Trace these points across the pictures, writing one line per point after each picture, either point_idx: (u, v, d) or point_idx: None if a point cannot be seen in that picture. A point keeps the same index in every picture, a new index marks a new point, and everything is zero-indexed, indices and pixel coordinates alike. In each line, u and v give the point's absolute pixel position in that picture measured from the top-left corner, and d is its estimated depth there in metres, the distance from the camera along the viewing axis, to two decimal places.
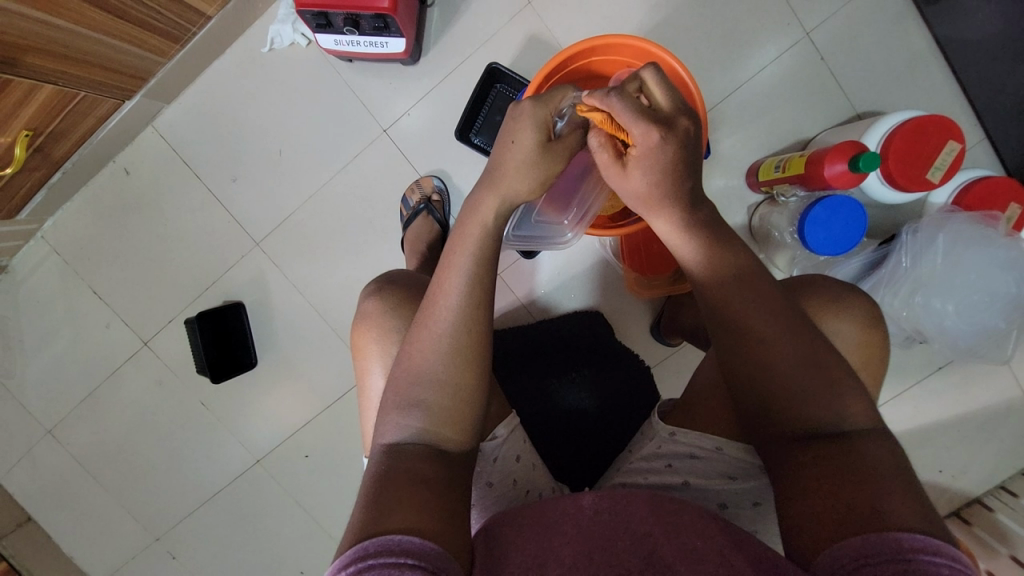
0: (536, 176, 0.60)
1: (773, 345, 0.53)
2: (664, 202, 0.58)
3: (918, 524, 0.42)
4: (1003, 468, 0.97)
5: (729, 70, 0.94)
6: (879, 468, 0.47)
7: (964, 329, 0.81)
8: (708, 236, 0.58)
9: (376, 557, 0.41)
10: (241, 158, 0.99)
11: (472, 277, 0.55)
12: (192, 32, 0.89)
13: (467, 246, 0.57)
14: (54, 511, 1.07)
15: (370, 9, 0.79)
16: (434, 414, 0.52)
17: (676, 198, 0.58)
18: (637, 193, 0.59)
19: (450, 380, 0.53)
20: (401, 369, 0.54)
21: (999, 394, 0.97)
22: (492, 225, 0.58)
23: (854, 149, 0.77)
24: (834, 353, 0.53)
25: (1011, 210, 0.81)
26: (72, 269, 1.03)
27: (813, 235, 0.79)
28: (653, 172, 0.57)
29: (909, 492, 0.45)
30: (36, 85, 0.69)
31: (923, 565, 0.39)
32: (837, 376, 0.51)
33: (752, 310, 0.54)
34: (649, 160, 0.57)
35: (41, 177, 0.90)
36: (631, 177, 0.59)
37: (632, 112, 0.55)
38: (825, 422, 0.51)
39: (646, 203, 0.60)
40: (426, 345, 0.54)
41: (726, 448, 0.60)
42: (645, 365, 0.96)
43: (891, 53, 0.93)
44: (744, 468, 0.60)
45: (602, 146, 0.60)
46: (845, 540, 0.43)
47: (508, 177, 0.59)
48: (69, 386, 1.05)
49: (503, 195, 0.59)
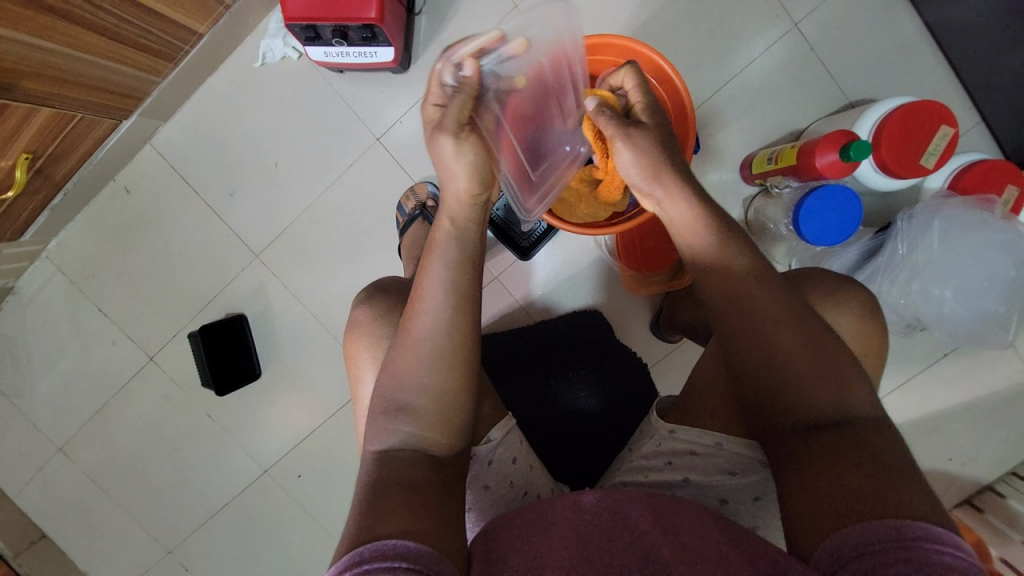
0: (463, 163, 0.57)
1: (751, 337, 0.54)
2: (663, 166, 0.60)
3: (916, 510, 0.42)
4: (1014, 453, 0.96)
5: (719, 64, 0.94)
6: (873, 457, 0.47)
7: (964, 314, 0.81)
8: (712, 224, 0.58)
9: (372, 562, 0.41)
10: (238, 171, 1.01)
11: (450, 285, 0.56)
12: (184, 51, 0.90)
13: (439, 253, 0.57)
14: (67, 526, 1.09)
15: (357, 19, 0.80)
16: (422, 418, 0.53)
17: (670, 164, 0.60)
18: (648, 156, 0.60)
19: (436, 383, 0.53)
20: (387, 375, 0.55)
21: (1007, 378, 0.95)
22: (452, 231, 0.59)
23: (845, 138, 0.77)
24: (828, 342, 0.53)
25: (1009, 193, 0.80)
26: (77, 288, 1.04)
27: (807, 226, 0.79)
28: (659, 135, 0.61)
29: (906, 478, 0.45)
30: (32, 109, 0.71)
31: (925, 553, 0.39)
32: (828, 367, 0.51)
33: (727, 303, 0.56)
34: (653, 125, 0.62)
35: (43, 199, 0.92)
36: (645, 134, 0.60)
37: (639, 74, 0.64)
38: (815, 411, 0.51)
39: (653, 167, 0.59)
40: (411, 351, 0.54)
41: (726, 443, 0.61)
42: (642, 362, 0.97)
43: (881, 40, 0.93)
44: (744, 463, 0.60)
45: (611, 121, 0.62)
46: (844, 531, 0.43)
47: (444, 175, 0.59)
48: (77, 402, 1.07)
49: (455, 194, 0.59)
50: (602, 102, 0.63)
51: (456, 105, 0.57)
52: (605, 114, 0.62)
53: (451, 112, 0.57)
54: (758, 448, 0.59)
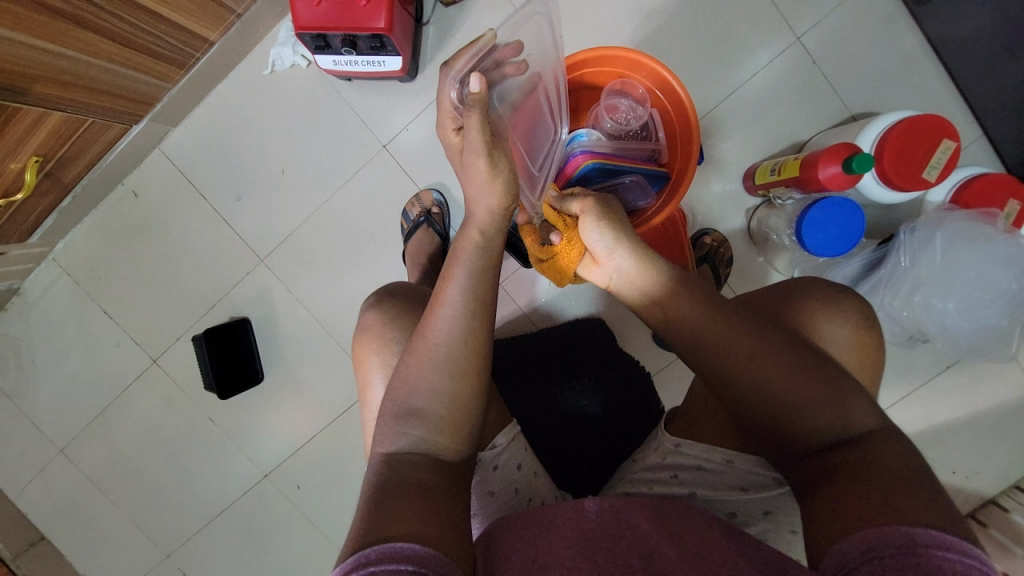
0: (498, 186, 0.58)
1: (755, 360, 0.53)
2: (625, 239, 0.62)
3: (921, 516, 0.42)
4: (1017, 466, 0.96)
5: (723, 77, 0.95)
6: (888, 471, 0.46)
7: (966, 326, 0.81)
8: (678, 297, 0.59)
9: (377, 564, 0.41)
10: (245, 177, 1.02)
11: (469, 290, 0.57)
12: (195, 58, 0.91)
13: (463, 261, 0.59)
14: (66, 528, 1.09)
15: (367, 29, 0.81)
16: (432, 423, 0.53)
17: (632, 237, 0.63)
18: (614, 229, 0.62)
19: (447, 389, 0.54)
20: (399, 379, 0.55)
21: (1010, 391, 0.95)
22: (484, 244, 0.60)
23: (848, 150, 0.78)
24: (830, 362, 0.54)
25: (1010, 207, 0.81)
26: (83, 290, 1.05)
27: (810, 236, 0.79)
28: (615, 207, 0.66)
29: (922, 489, 0.44)
30: (44, 113, 0.72)
31: (936, 560, 0.39)
32: (839, 383, 0.52)
33: (724, 333, 0.55)
34: (612, 206, 0.66)
35: (52, 202, 0.93)
36: (609, 211, 0.64)
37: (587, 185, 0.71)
38: (833, 429, 0.51)
39: (616, 242, 0.62)
40: (424, 354, 0.55)
41: (737, 461, 0.61)
42: (644, 371, 0.97)
43: (883, 53, 0.94)
44: (756, 480, 0.61)
45: (578, 204, 0.65)
46: (858, 534, 0.42)
47: (472, 194, 0.60)
48: (80, 404, 1.07)
49: (488, 208, 0.59)
50: (562, 197, 0.68)
51: (473, 123, 0.53)
52: (570, 201, 0.67)
53: (473, 132, 0.53)
54: (769, 465, 0.60)
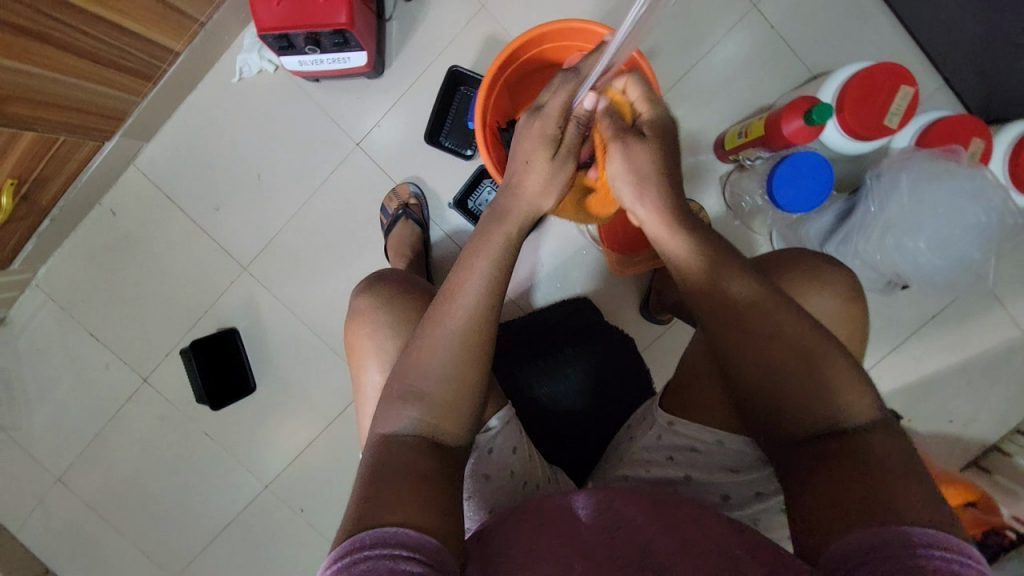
0: (556, 190, 0.63)
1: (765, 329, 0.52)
2: (648, 183, 0.59)
3: (920, 511, 0.42)
4: (1015, 409, 0.96)
5: (684, 48, 0.97)
6: (888, 465, 0.46)
7: (941, 262, 0.82)
8: (705, 251, 0.56)
9: (372, 548, 0.42)
10: (222, 186, 1.02)
11: (491, 279, 0.57)
12: (162, 69, 0.92)
13: (487, 251, 0.58)
14: (67, 557, 1.07)
15: (329, 26, 0.82)
16: (433, 407, 0.53)
17: (662, 184, 0.59)
18: (638, 171, 0.59)
19: (455, 375, 0.53)
20: (409, 362, 0.54)
21: (998, 334, 0.96)
22: (514, 235, 0.60)
23: (807, 104, 0.79)
24: (836, 344, 0.52)
25: (975, 146, 0.82)
26: (68, 313, 1.05)
27: (781, 194, 0.80)
28: (653, 140, 0.60)
29: (919, 484, 0.45)
30: (15, 133, 0.73)
31: (932, 561, 0.39)
32: (836, 366, 0.51)
33: (738, 304, 0.53)
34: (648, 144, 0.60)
35: (30, 225, 0.93)
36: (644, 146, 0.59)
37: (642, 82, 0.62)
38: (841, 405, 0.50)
39: (639, 182, 0.59)
40: (438, 340, 0.54)
41: (727, 441, 0.62)
42: (629, 337, 0.99)
43: (838, 12, 0.96)
44: (747, 461, 0.62)
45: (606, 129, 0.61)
46: (857, 536, 0.43)
47: (527, 189, 0.62)
48: (72, 430, 1.06)
49: (536, 204, 0.62)
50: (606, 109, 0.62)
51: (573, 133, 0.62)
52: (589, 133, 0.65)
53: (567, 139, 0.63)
54: (758, 446, 0.61)
